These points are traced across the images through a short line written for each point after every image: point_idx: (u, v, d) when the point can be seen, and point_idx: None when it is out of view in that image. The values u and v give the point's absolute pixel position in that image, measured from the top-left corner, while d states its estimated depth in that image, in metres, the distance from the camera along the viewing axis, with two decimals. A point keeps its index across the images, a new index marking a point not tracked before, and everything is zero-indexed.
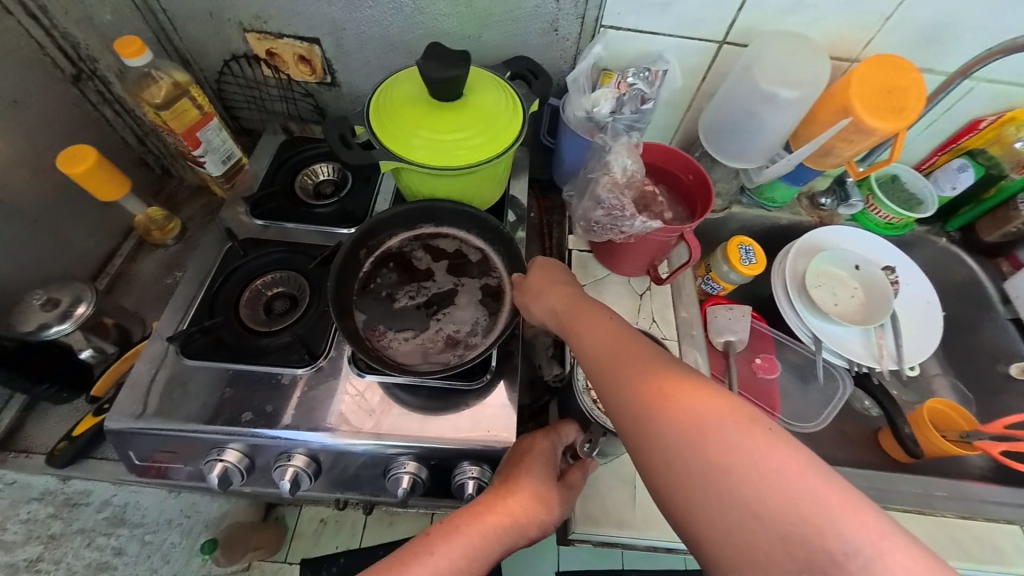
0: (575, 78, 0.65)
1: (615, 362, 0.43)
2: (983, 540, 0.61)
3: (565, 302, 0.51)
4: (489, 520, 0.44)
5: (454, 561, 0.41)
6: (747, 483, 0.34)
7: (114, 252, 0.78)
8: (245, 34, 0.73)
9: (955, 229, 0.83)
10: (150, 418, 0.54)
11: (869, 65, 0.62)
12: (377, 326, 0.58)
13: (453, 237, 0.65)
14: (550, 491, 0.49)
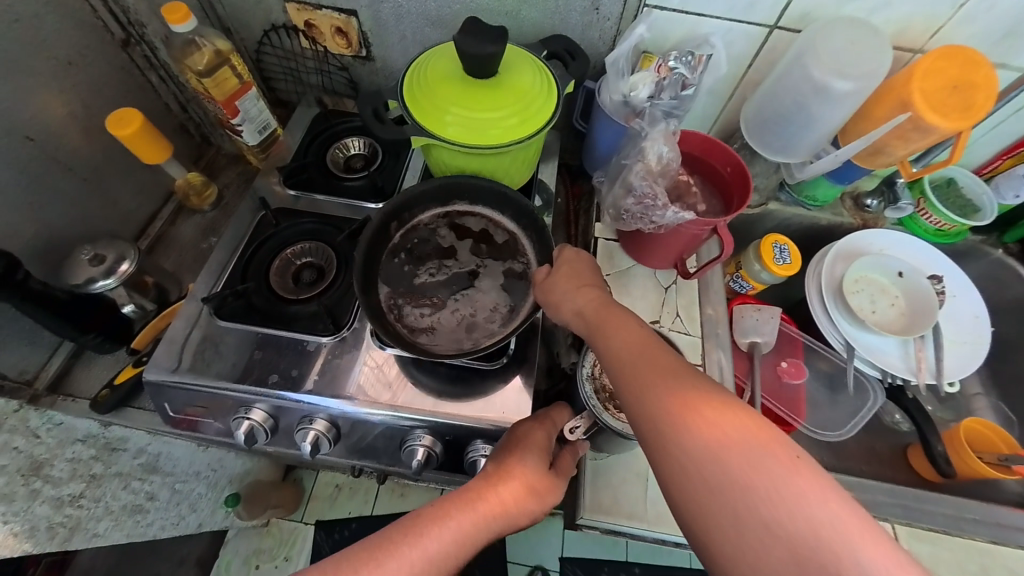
0: (614, 60, 0.63)
1: (636, 366, 0.42)
2: (1010, 567, 0.58)
3: (592, 300, 0.50)
4: (482, 507, 0.44)
5: (445, 546, 0.41)
6: (772, 506, 0.33)
7: (156, 214, 0.82)
8: (285, 5, 0.73)
9: (1012, 241, 0.76)
10: (185, 373, 0.57)
11: (936, 57, 0.57)
12: (399, 301, 0.59)
13: (485, 218, 0.65)
14: (545, 481, 0.47)
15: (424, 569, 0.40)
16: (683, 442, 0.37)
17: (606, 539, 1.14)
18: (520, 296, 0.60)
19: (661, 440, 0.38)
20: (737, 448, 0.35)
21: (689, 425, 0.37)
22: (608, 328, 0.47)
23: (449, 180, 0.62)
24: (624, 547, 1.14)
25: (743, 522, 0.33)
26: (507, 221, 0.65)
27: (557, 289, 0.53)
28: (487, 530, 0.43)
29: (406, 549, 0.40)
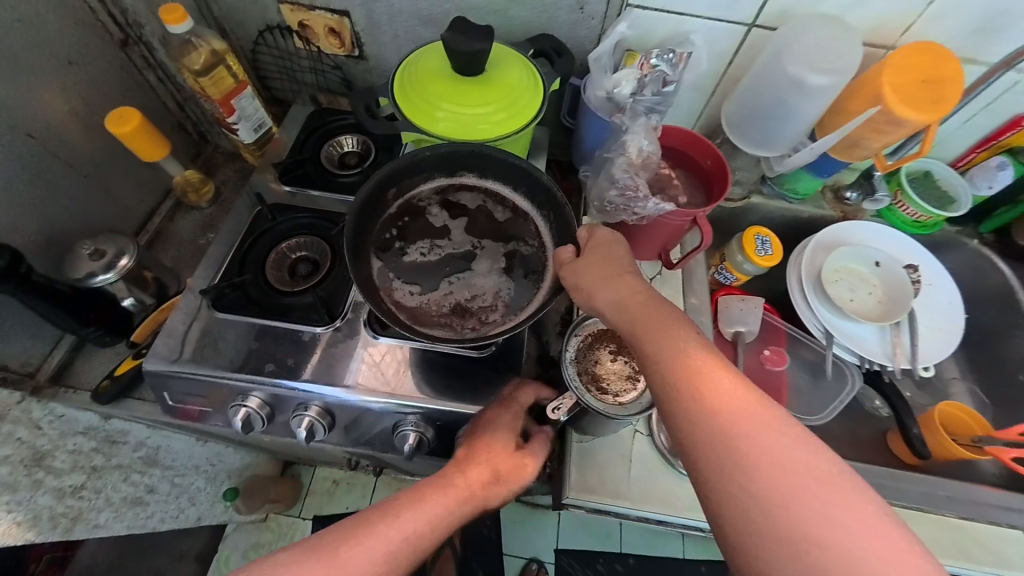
0: (597, 57, 0.65)
1: (706, 392, 0.40)
2: (983, 543, 0.60)
3: (631, 292, 0.47)
4: (450, 486, 0.48)
5: (419, 527, 0.44)
6: (814, 524, 0.34)
7: (155, 211, 0.83)
8: (279, 6, 0.75)
9: (988, 231, 0.78)
10: (185, 363, 0.59)
11: (906, 52, 0.60)
12: (396, 272, 0.61)
13: (489, 194, 0.67)
14: (512, 463, 0.51)
15: (398, 546, 0.43)
16: (726, 453, 0.37)
17: (600, 530, 1.16)
18: (527, 281, 0.62)
19: (703, 449, 0.38)
20: (783, 463, 0.36)
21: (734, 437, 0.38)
22: (649, 323, 0.44)
23: (453, 146, 0.60)
24: (619, 538, 1.16)
25: (783, 537, 0.35)
26: (518, 199, 0.66)
27: (590, 278, 0.50)
28: (456, 508, 0.47)
29: (381, 529, 0.43)
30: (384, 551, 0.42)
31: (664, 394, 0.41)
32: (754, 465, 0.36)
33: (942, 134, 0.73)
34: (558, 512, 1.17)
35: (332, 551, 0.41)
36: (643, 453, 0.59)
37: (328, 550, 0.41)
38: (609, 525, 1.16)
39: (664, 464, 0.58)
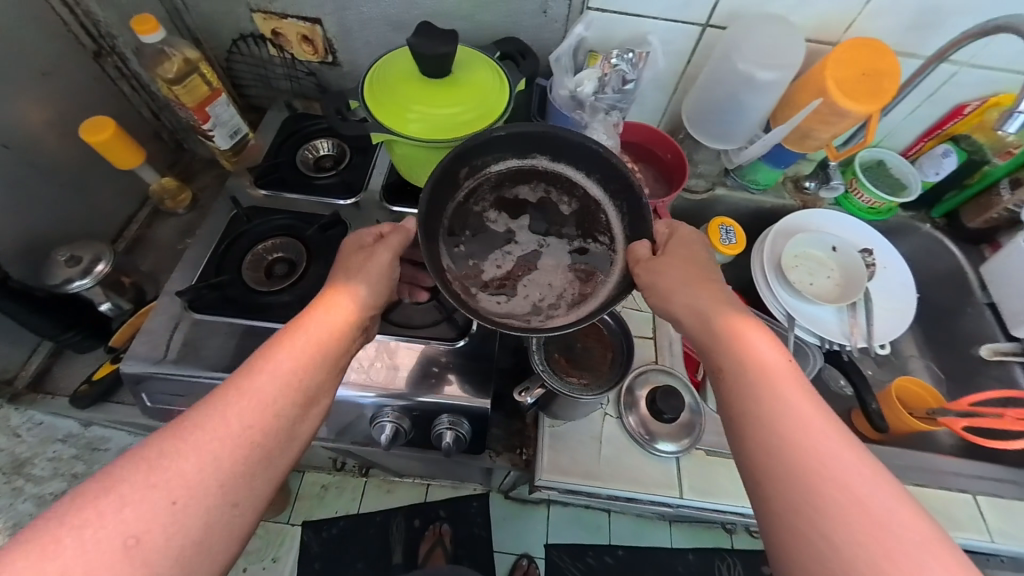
0: (557, 58, 0.69)
1: (787, 404, 0.40)
2: (937, 508, 0.61)
3: (714, 298, 0.48)
4: (315, 323, 0.46)
5: (292, 359, 0.43)
6: (869, 546, 0.34)
7: (132, 218, 0.84)
8: (252, 15, 0.77)
9: (940, 216, 0.82)
10: (173, 365, 0.60)
11: (847, 47, 0.63)
12: (457, 266, 0.54)
13: (560, 180, 0.57)
14: (367, 295, 0.50)
15: (277, 384, 0.41)
16: (787, 458, 0.38)
17: (590, 524, 1.17)
18: (598, 277, 0.54)
19: (763, 449, 0.39)
20: (848, 481, 0.37)
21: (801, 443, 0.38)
22: (733, 329, 0.45)
23: (533, 129, 0.52)
24: (608, 530, 1.17)
25: (830, 548, 0.35)
26: (589, 186, 0.56)
27: (661, 278, 0.49)
28: (329, 335, 0.46)
29: (243, 382, 0.41)
30: (255, 399, 0.40)
31: (734, 393, 0.43)
32: (816, 474, 0.37)
33: (891, 124, 0.77)
34: (548, 507, 1.18)
35: (189, 418, 0.38)
36: (613, 436, 0.61)
37: (181, 422, 0.38)
38: (599, 519, 1.17)
39: (635, 445, 0.60)
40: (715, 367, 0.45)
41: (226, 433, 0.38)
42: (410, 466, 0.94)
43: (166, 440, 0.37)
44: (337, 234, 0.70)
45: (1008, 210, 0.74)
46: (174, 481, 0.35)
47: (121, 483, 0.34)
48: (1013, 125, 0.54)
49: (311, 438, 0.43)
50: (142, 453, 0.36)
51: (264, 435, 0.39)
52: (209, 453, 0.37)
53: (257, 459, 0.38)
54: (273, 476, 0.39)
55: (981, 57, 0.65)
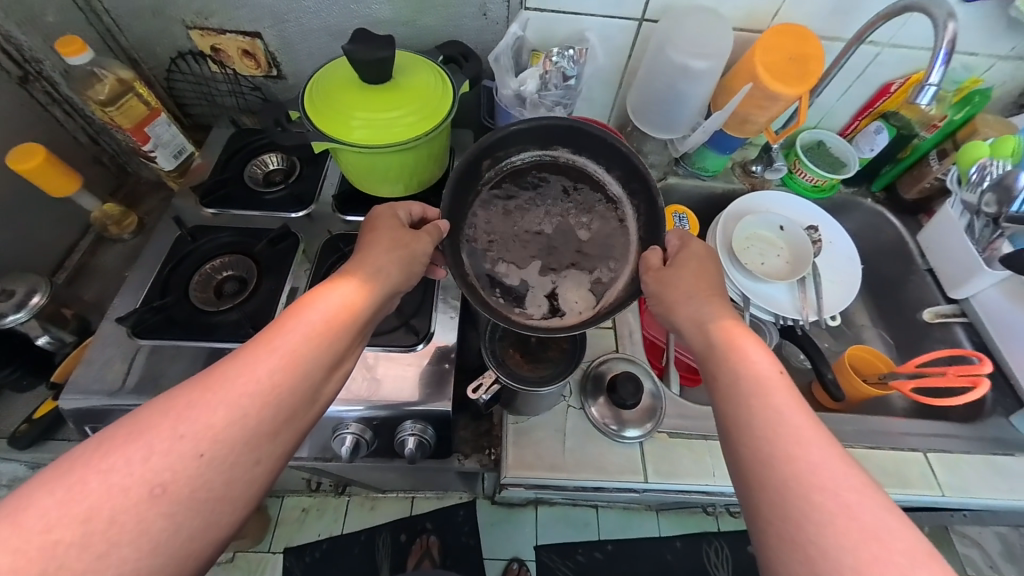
0: (496, 57, 0.69)
1: (783, 414, 0.40)
2: (887, 467, 0.63)
3: (711, 313, 0.49)
4: (342, 287, 0.46)
5: (317, 320, 0.42)
6: (862, 558, 0.33)
7: (73, 247, 0.81)
8: (189, 32, 0.75)
9: (880, 189, 0.86)
10: (125, 395, 0.58)
11: (773, 34, 0.65)
12: (478, 253, 0.57)
13: (578, 173, 0.60)
14: (393, 266, 0.50)
15: (301, 346, 0.41)
16: (779, 467, 0.38)
17: (578, 521, 1.16)
18: (615, 268, 0.57)
19: (755, 454, 0.39)
20: (841, 492, 0.36)
21: (792, 451, 0.38)
22: (728, 342, 0.46)
23: (559, 123, 0.55)
24: (597, 526, 1.17)
25: (823, 557, 0.33)
26: (608, 182, 0.59)
27: (666, 289, 0.50)
28: (357, 297, 0.46)
29: (273, 339, 0.40)
30: (285, 356, 0.40)
31: (728, 403, 0.43)
32: (806, 482, 0.36)
33: (826, 106, 0.80)
34: (535, 508, 1.17)
35: (217, 371, 0.37)
36: (576, 426, 0.62)
37: (210, 373, 0.37)
38: (587, 515, 1.16)
39: (598, 433, 0.61)
40: (710, 379, 0.45)
41: (256, 390, 0.37)
42: (387, 479, 0.91)
43: (194, 393, 0.36)
44: (288, 246, 0.69)
45: (937, 178, 0.78)
46: (202, 432, 0.34)
47: (146, 431, 0.33)
48: (924, 97, 0.57)
49: (331, 401, 0.43)
50: (171, 401, 0.35)
51: (292, 393, 0.39)
52: (238, 407, 0.36)
53: (284, 417, 0.38)
54: (294, 435, 0.39)
55: (898, 37, 0.69)
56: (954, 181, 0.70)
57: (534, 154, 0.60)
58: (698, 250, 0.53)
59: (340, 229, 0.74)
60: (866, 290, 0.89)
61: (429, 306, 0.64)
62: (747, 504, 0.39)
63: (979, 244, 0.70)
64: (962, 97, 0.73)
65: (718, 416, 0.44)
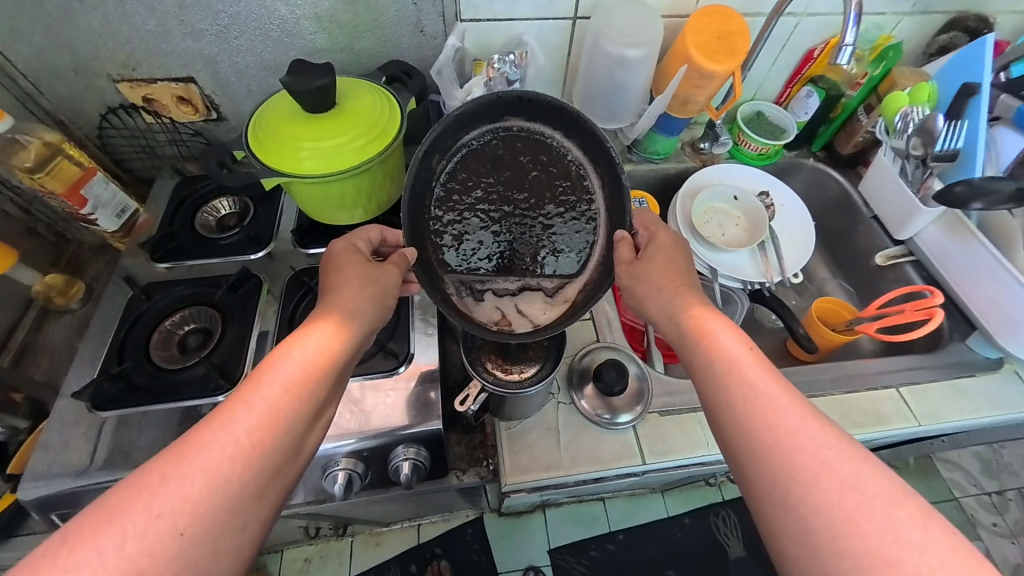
0: (439, 71, 0.70)
1: (756, 387, 0.42)
2: (865, 408, 0.66)
3: (679, 300, 0.50)
4: (319, 330, 0.45)
5: (293, 370, 0.41)
6: (847, 509, 0.35)
7: (16, 323, 0.75)
8: (116, 85, 0.72)
9: (820, 149, 0.91)
10: (94, 472, 0.54)
11: (698, 17, 0.68)
12: (448, 257, 0.56)
13: (536, 141, 0.56)
14: (368, 304, 0.49)
15: (279, 399, 0.40)
16: (761, 438, 0.39)
17: (587, 517, 1.16)
18: (587, 243, 0.57)
19: (736, 429, 0.41)
20: (819, 451, 0.38)
21: (770, 421, 0.40)
22: (697, 327, 0.47)
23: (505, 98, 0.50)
24: (606, 517, 1.17)
25: (812, 514, 0.35)
26: (571, 147, 0.55)
27: (638, 283, 0.52)
28: (334, 339, 0.45)
29: (249, 394, 0.39)
30: (264, 412, 0.39)
31: (706, 385, 0.44)
32: (786, 447, 0.38)
33: (761, 77, 0.84)
34: (543, 512, 1.16)
35: (192, 437, 0.36)
36: (569, 421, 0.62)
37: (184, 441, 0.36)
38: (594, 509, 1.16)
39: (590, 424, 0.62)
40: (687, 364, 0.47)
41: (236, 452, 0.36)
42: (388, 510, 0.89)
43: (169, 465, 0.34)
44: (251, 289, 0.67)
45: (868, 132, 0.82)
46: (181, 506, 0.33)
47: (120, 514, 0.32)
48: (843, 58, 0.61)
49: (316, 450, 0.43)
50: (144, 477, 0.34)
51: (275, 449, 0.38)
52: (218, 474, 0.35)
53: (268, 477, 0.37)
54: (280, 493, 0.38)
55: (813, 6, 0.72)
56: (882, 132, 0.75)
57: (485, 131, 0.55)
58: (666, 240, 0.54)
59: (303, 264, 0.72)
60: (821, 245, 0.94)
61: (405, 326, 0.63)
62: (739, 476, 0.41)
63: (913, 185, 0.75)
64: (878, 54, 0.78)
65: (700, 399, 0.45)
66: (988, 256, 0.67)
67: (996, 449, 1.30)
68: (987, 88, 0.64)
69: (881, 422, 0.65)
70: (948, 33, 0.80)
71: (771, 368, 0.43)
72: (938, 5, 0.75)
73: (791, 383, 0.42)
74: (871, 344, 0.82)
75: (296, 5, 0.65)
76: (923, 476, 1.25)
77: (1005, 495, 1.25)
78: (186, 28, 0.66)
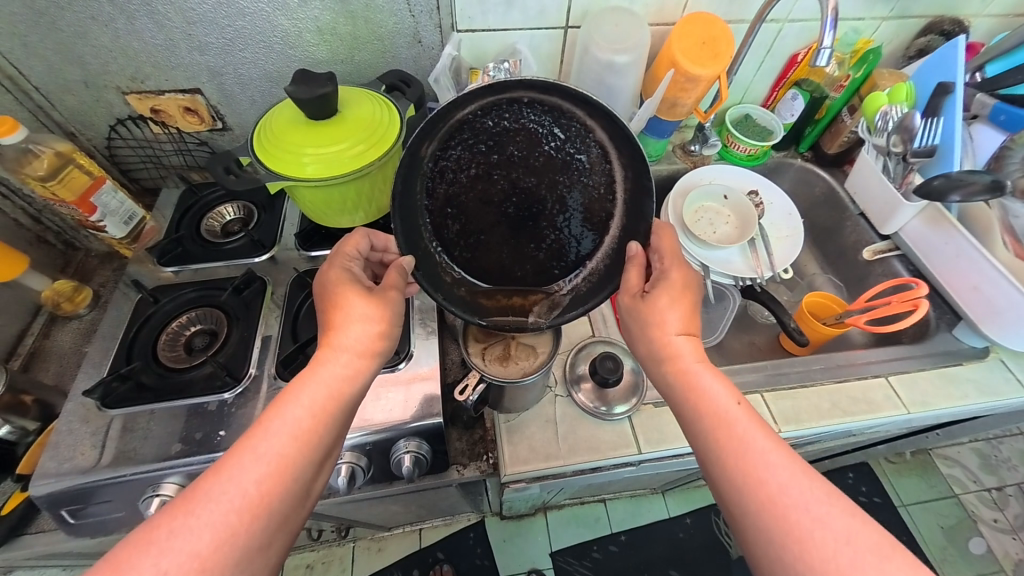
0: (436, 78, 0.73)
1: (748, 443, 0.43)
2: (856, 396, 0.68)
3: (671, 347, 0.51)
4: (325, 372, 0.47)
5: (299, 421, 0.44)
6: (842, 565, 0.36)
7: (26, 330, 0.77)
8: (125, 97, 0.75)
9: (807, 149, 0.93)
10: (101, 470, 0.55)
11: (683, 24, 0.71)
12: (444, 240, 0.59)
13: (549, 117, 0.52)
14: (374, 337, 0.51)
15: (284, 451, 0.42)
16: (753, 495, 0.41)
17: (588, 518, 1.17)
18: (599, 230, 0.59)
19: (727, 482, 0.43)
20: (810, 506, 0.39)
21: (761, 477, 0.41)
22: (687, 380, 0.48)
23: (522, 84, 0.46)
24: (608, 519, 1.17)
25: (808, 572, 0.37)
26: (594, 128, 0.53)
27: (635, 319, 0.53)
28: (343, 382, 0.48)
29: (255, 445, 0.41)
30: (272, 462, 0.41)
31: (696, 439, 0.46)
32: (778, 505, 0.40)
33: (748, 80, 0.86)
34: (545, 514, 1.16)
35: (198, 490, 0.38)
36: (566, 413, 0.64)
37: (190, 495, 0.38)
38: (596, 510, 1.17)
39: (587, 415, 0.63)
40: (679, 416, 0.48)
41: (243, 503, 0.39)
42: (391, 512, 0.90)
43: (175, 518, 0.37)
44: (255, 291, 0.69)
45: (852, 132, 0.85)
46: (190, 561, 0.35)
47: (129, 571, 0.34)
48: (821, 60, 0.64)
49: (321, 492, 0.46)
50: (151, 532, 0.36)
51: (282, 499, 0.41)
52: (226, 526, 0.37)
53: (275, 527, 0.40)
54: (285, 539, 0.42)
55: (794, 12, 0.75)
56: (864, 131, 0.78)
57: (488, 104, 0.51)
58: (675, 282, 0.52)
59: (306, 266, 0.74)
60: (811, 241, 0.96)
61: (406, 328, 0.65)
62: (734, 524, 0.43)
63: (895, 180, 0.77)
64: (859, 57, 0.81)
65: (692, 448, 0.47)
66: (968, 245, 0.70)
67: (994, 444, 1.31)
68: (962, 86, 0.67)
69: (872, 410, 0.67)
70: (926, 37, 0.83)
71: (761, 423, 0.44)
72: (914, 10, 0.78)
73: (782, 436, 0.44)
74: (861, 336, 0.84)
75: (299, 19, 0.68)
76: (921, 472, 1.27)
77: (1005, 491, 1.25)
78: (193, 42, 0.69)
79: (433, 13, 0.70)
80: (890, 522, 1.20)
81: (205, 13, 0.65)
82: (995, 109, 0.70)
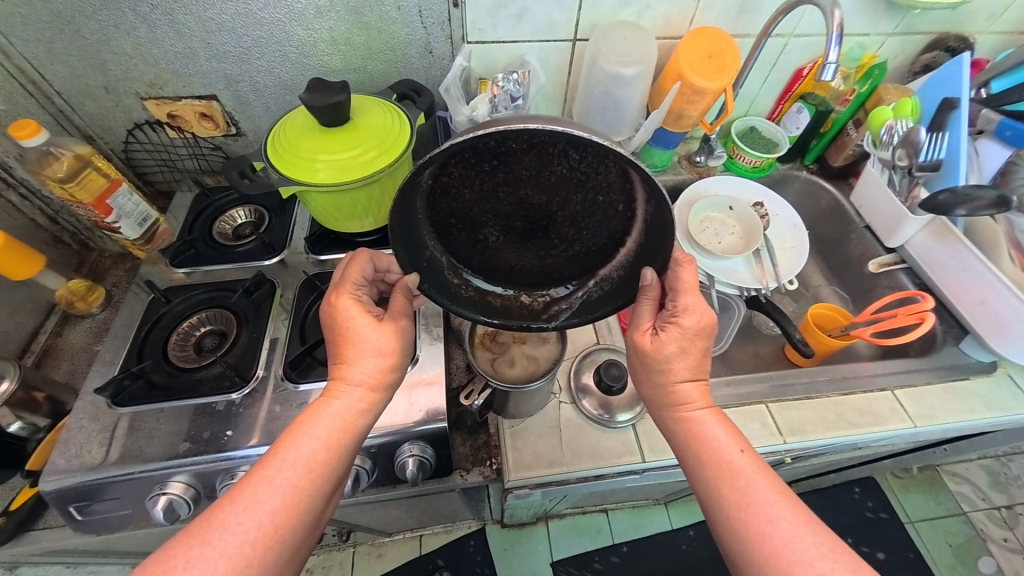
0: (447, 88, 0.73)
1: (752, 496, 0.44)
2: (861, 409, 0.68)
3: (679, 392, 0.52)
4: (337, 406, 0.49)
5: (311, 455, 0.45)
6: None
7: (39, 328, 0.78)
8: (143, 102, 0.77)
9: (812, 161, 0.94)
10: (109, 467, 0.56)
11: (688, 38, 0.72)
12: (450, 245, 0.59)
13: (561, 142, 0.47)
14: (383, 370, 0.52)
15: (295, 486, 0.44)
16: (756, 546, 0.42)
17: (590, 529, 1.15)
18: (614, 241, 0.58)
19: (730, 531, 0.44)
20: (815, 564, 0.40)
21: (764, 530, 0.42)
22: (692, 426, 0.50)
23: (525, 124, 0.41)
24: (610, 530, 1.16)
25: None
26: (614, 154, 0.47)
27: (643, 360, 0.54)
28: (355, 416, 0.49)
29: (271, 476, 0.43)
30: (285, 495, 0.43)
31: (699, 484, 0.47)
32: (783, 560, 0.41)
33: (753, 94, 0.88)
34: (546, 523, 1.15)
35: (216, 520, 0.40)
36: (570, 420, 0.64)
37: (206, 525, 0.40)
38: (598, 521, 1.16)
39: (591, 423, 0.64)
40: (683, 460, 0.50)
41: (257, 535, 0.41)
42: (393, 517, 0.89)
43: (193, 548, 0.39)
44: (265, 293, 0.70)
45: (857, 145, 0.86)
46: None
47: None
48: (828, 74, 0.65)
49: (329, 520, 0.48)
50: (170, 560, 0.38)
51: (293, 531, 0.43)
52: (241, 558, 0.39)
53: (286, 558, 0.42)
54: (293, 568, 0.44)
55: (800, 28, 0.76)
56: (869, 145, 0.78)
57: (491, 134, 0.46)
58: (688, 328, 0.52)
59: (315, 269, 0.75)
60: (815, 253, 0.96)
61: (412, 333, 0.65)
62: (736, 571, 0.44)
63: (901, 193, 0.78)
64: (864, 72, 0.81)
65: (694, 492, 0.48)
66: (974, 259, 0.70)
67: (1004, 461, 1.29)
68: (967, 101, 0.67)
69: (877, 423, 0.66)
70: (932, 52, 0.83)
71: (765, 475, 0.45)
72: (919, 26, 0.79)
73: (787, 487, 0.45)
74: (867, 348, 0.84)
75: (314, 29, 0.70)
76: (928, 489, 1.25)
77: (1014, 509, 1.23)
78: (211, 50, 0.71)
79: (444, 25, 0.72)
80: (898, 540, 1.18)
81: (224, 22, 0.67)
82: (1000, 124, 0.70)
